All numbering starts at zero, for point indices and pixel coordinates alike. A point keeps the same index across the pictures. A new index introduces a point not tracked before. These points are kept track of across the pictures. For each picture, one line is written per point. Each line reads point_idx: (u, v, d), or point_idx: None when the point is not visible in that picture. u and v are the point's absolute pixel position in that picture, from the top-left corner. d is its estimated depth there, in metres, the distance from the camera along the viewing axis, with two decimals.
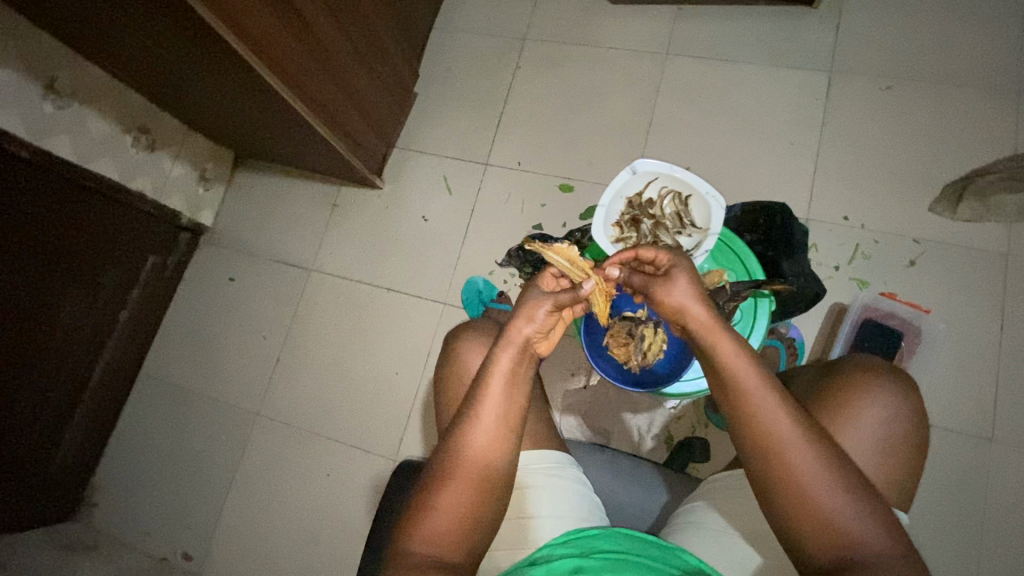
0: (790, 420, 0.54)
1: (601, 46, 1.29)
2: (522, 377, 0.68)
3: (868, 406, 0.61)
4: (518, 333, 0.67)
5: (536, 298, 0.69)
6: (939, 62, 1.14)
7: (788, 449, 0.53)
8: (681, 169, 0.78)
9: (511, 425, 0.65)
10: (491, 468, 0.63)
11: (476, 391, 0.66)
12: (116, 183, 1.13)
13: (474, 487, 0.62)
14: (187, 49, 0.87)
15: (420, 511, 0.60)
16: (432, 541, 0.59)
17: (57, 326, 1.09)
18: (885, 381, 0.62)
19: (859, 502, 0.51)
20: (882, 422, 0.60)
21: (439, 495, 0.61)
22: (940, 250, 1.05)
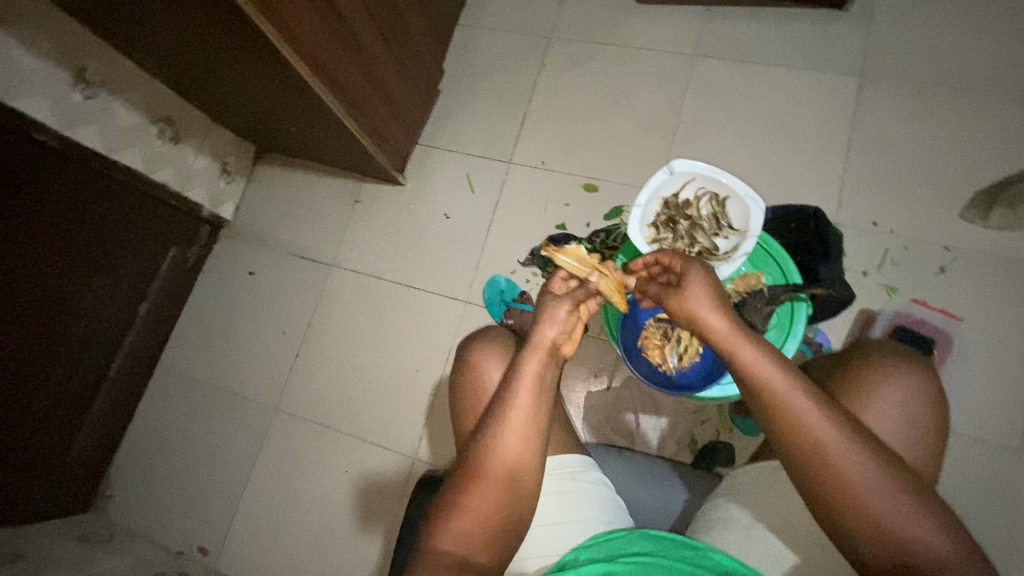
0: (823, 423, 0.54)
1: (628, 46, 1.28)
2: (549, 379, 0.67)
3: (889, 390, 0.64)
4: (543, 336, 0.66)
5: (555, 300, 0.69)
6: (972, 68, 1.13)
7: (833, 449, 0.53)
8: (720, 170, 0.77)
9: (540, 426, 0.65)
10: (518, 471, 0.63)
11: (502, 395, 0.65)
12: (141, 174, 1.13)
13: (507, 487, 0.62)
14: (222, 41, 0.87)
15: (451, 511, 0.60)
16: (464, 540, 0.59)
17: (80, 315, 1.09)
18: (905, 374, 0.65)
19: (901, 488, 0.52)
20: (904, 404, 0.63)
21: (471, 495, 0.61)
22: (971, 257, 1.04)
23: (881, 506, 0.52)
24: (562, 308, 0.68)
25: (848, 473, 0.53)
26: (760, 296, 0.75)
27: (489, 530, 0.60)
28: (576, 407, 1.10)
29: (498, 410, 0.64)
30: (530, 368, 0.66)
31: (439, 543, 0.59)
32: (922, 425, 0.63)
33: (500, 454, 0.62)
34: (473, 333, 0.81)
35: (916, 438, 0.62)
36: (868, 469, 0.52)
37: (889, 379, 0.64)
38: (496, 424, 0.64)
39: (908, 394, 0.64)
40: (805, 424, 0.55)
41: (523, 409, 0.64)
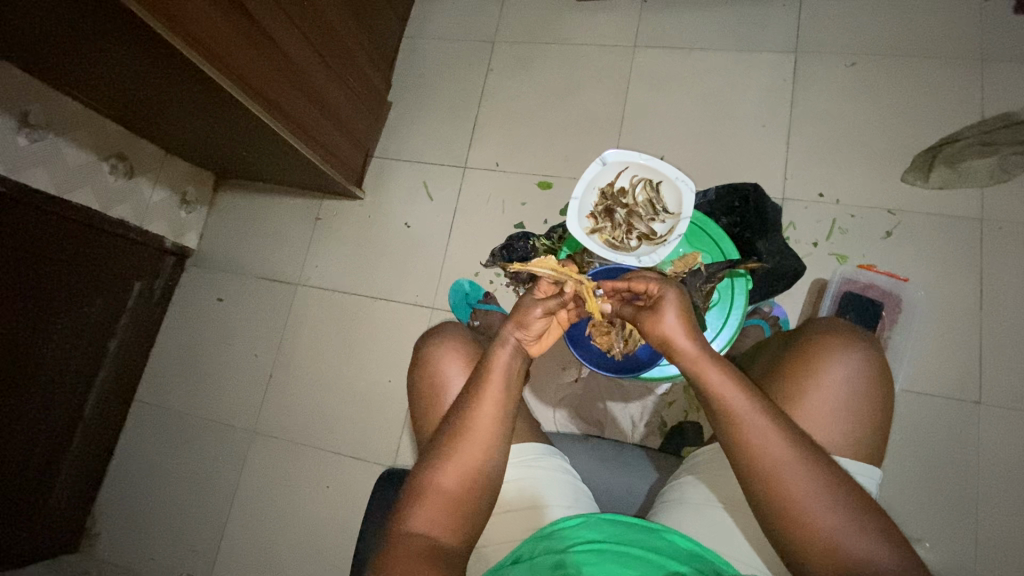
0: (780, 442, 0.55)
1: (570, 42, 1.30)
2: (515, 381, 0.68)
3: (830, 371, 0.65)
4: (513, 335, 0.68)
5: (531, 301, 0.70)
6: (902, 35, 1.16)
7: (768, 445, 0.55)
8: (650, 157, 0.79)
9: (505, 424, 0.66)
10: (484, 462, 0.64)
11: (468, 390, 0.66)
12: (97, 212, 1.14)
13: (472, 476, 0.63)
14: (155, 74, 0.88)
15: (419, 496, 0.61)
16: (433, 523, 0.60)
17: (48, 357, 1.09)
18: (849, 355, 0.66)
19: (825, 475, 0.54)
20: (843, 384, 0.64)
21: (438, 479, 0.62)
22: (916, 219, 1.06)
23: (808, 498, 0.53)
24: (534, 311, 0.69)
25: (779, 469, 0.54)
26: (698, 276, 0.77)
27: (455, 514, 0.61)
28: (548, 401, 1.12)
29: (463, 403, 0.66)
30: (498, 366, 0.67)
31: (408, 525, 0.60)
32: (859, 403, 0.64)
33: (463, 448, 0.63)
34: (432, 330, 0.83)
35: (847, 409, 0.64)
36: (801, 469, 0.54)
37: (832, 361, 0.66)
38: (461, 417, 0.65)
39: (848, 375, 0.65)
40: (753, 435, 0.56)
41: (489, 409, 0.65)
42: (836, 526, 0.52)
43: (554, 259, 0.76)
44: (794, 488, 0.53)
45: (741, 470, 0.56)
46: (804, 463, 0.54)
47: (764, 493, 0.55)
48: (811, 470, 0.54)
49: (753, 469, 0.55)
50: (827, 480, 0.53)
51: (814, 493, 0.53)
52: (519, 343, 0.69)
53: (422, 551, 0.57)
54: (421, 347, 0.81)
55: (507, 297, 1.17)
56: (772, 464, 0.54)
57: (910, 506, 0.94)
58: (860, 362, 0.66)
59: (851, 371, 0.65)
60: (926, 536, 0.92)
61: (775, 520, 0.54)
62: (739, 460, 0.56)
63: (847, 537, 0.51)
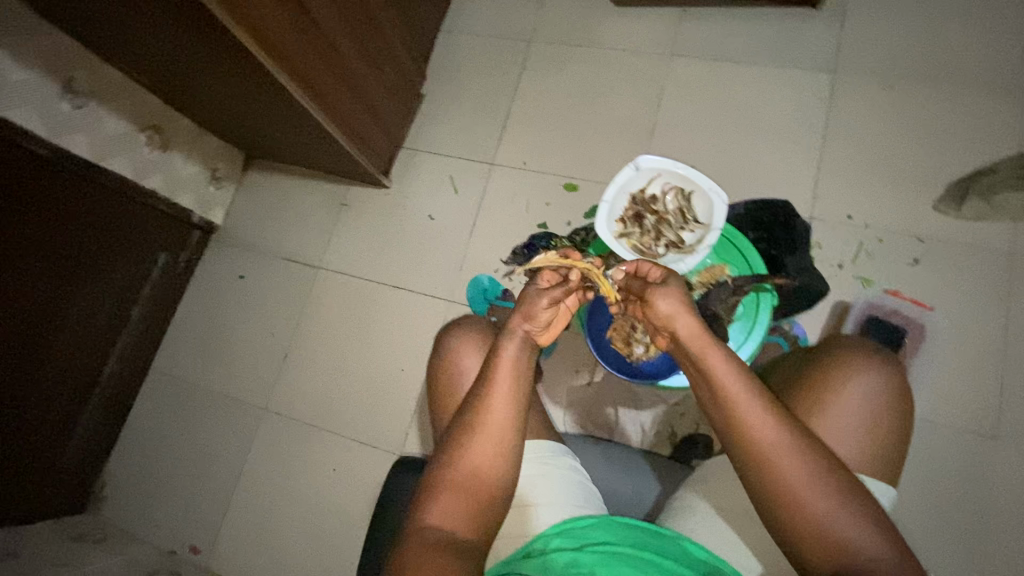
0: (780, 436, 0.56)
1: (605, 47, 1.30)
2: (526, 371, 0.69)
3: (850, 388, 0.65)
4: (521, 328, 0.68)
5: (536, 293, 0.70)
6: (943, 62, 1.14)
7: (767, 442, 0.55)
8: (684, 166, 0.79)
9: (518, 417, 0.66)
10: (498, 455, 0.64)
11: (480, 385, 0.67)
12: (129, 181, 1.16)
13: (485, 470, 0.63)
14: (199, 48, 0.89)
15: (434, 490, 0.62)
16: (448, 517, 0.60)
17: (72, 320, 1.12)
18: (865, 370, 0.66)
19: (839, 484, 0.54)
20: (861, 404, 0.64)
21: (452, 474, 0.62)
22: (945, 248, 1.05)
23: (822, 507, 0.53)
24: (541, 302, 0.69)
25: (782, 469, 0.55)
26: (724, 288, 0.79)
27: (472, 507, 0.61)
28: (558, 402, 1.12)
29: (475, 397, 0.66)
30: (506, 358, 0.68)
31: (423, 519, 0.60)
32: (879, 427, 0.64)
33: (476, 443, 0.64)
34: (451, 325, 0.83)
35: (869, 432, 0.64)
36: (802, 466, 0.54)
37: (850, 376, 0.66)
38: (473, 411, 0.65)
39: (868, 392, 0.65)
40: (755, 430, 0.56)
41: (501, 402, 0.65)
42: (850, 535, 0.52)
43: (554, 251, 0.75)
44: (802, 494, 0.54)
45: (749, 475, 0.56)
46: (808, 464, 0.55)
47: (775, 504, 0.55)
48: (815, 472, 0.54)
49: (762, 477, 0.56)
50: (848, 500, 0.54)
51: (824, 500, 0.53)
52: (528, 336, 0.69)
53: (437, 543, 0.57)
54: (439, 343, 0.81)
55: None
56: (773, 465, 0.55)
57: (917, 535, 0.93)
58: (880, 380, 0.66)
59: (871, 387, 0.65)
60: (933, 569, 0.91)
61: (787, 530, 0.55)
62: (745, 463, 0.56)
63: (858, 546, 0.52)
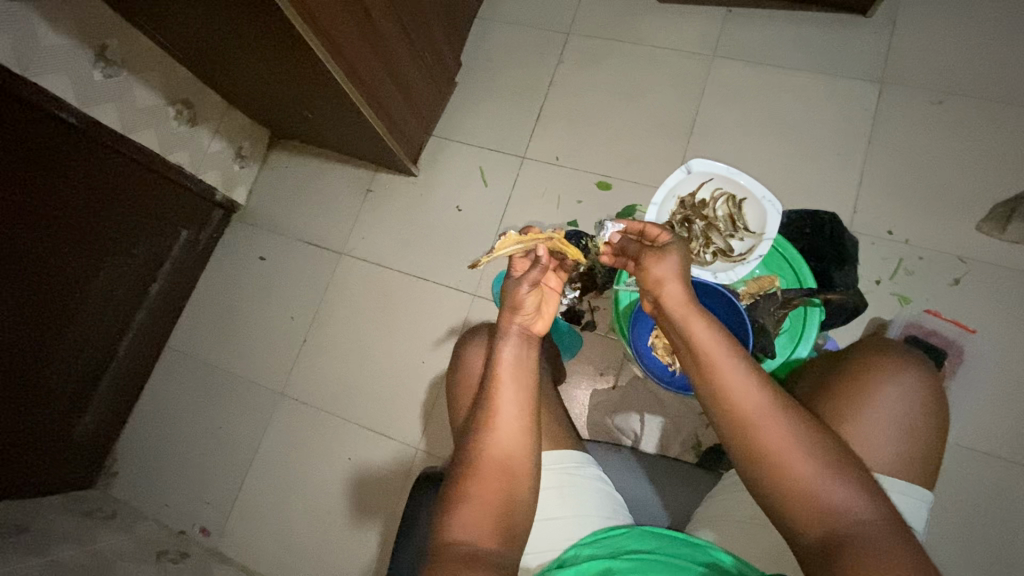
0: (781, 426, 0.53)
1: (647, 44, 1.27)
2: (523, 360, 0.67)
3: (886, 392, 0.63)
4: (513, 328, 0.67)
5: (513, 281, 0.68)
6: (996, 78, 1.11)
7: (744, 400, 0.54)
8: (739, 172, 0.77)
9: (529, 417, 0.65)
10: (512, 461, 0.63)
11: (486, 388, 0.66)
12: (156, 155, 1.14)
13: (502, 476, 0.62)
14: (242, 23, 0.87)
15: (451, 503, 0.60)
16: (472, 529, 0.58)
17: (91, 294, 1.09)
18: (905, 379, 0.63)
19: (822, 447, 0.52)
20: (903, 416, 0.62)
21: (472, 484, 0.61)
22: (986, 270, 1.03)
23: (806, 469, 0.51)
24: (523, 290, 0.67)
25: (762, 426, 0.53)
26: (772, 299, 0.76)
27: (491, 517, 0.59)
28: (581, 403, 1.10)
29: (485, 404, 0.65)
30: (506, 356, 0.67)
31: (448, 533, 0.58)
32: (926, 448, 0.62)
33: (492, 450, 0.63)
34: (461, 338, 0.82)
35: (919, 456, 0.62)
36: (780, 421, 0.53)
37: (882, 377, 0.64)
38: (485, 419, 0.64)
39: (903, 396, 0.62)
40: (756, 419, 0.53)
41: (507, 401, 0.65)
42: (837, 498, 0.50)
43: (515, 232, 0.76)
44: (782, 455, 0.52)
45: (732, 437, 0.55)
46: (787, 420, 0.53)
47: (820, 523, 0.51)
48: (793, 428, 0.53)
49: (745, 439, 0.54)
50: (840, 473, 0.51)
51: (806, 459, 0.52)
52: (522, 329, 0.68)
53: (466, 557, 0.55)
54: (455, 353, 0.80)
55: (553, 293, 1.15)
56: (753, 421, 0.53)
57: (944, 561, 0.91)
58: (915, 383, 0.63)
59: (904, 396, 0.62)
60: None
61: (776, 498, 0.53)
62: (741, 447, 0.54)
63: (845, 510, 0.50)
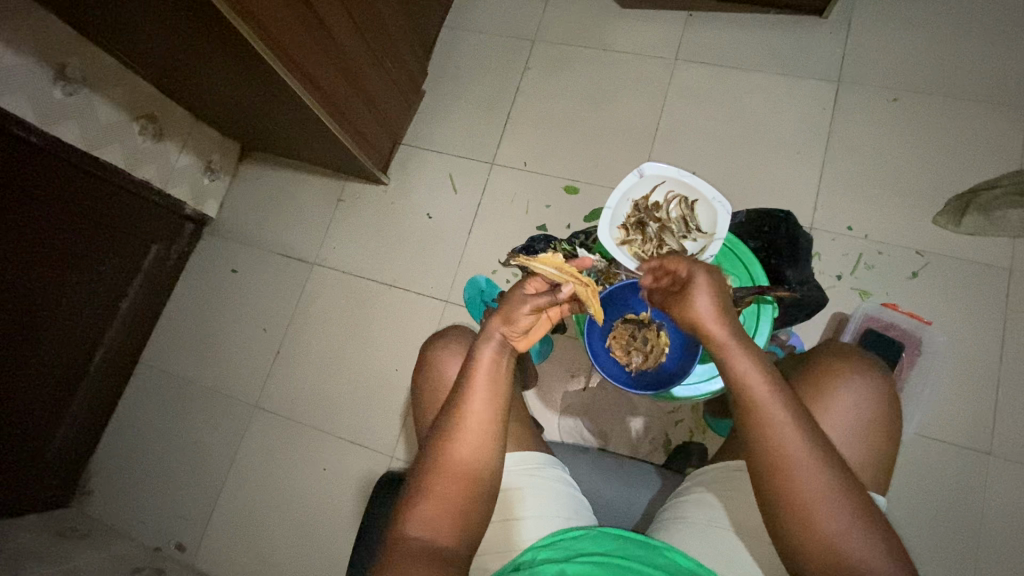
0: (817, 479, 0.53)
1: (609, 49, 1.29)
2: (502, 376, 0.67)
3: (840, 394, 0.64)
4: (497, 331, 0.66)
5: (519, 296, 0.68)
6: (948, 75, 1.14)
7: (786, 445, 0.54)
8: (688, 174, 0.79)
9: (495, 425, 0.65)
10: (474, 456, 0.63)
11: (460, 386, 0.66)
12: (123, 171, 1.14)
13: (465, 471, 0.62)
14: (199, 38, 0.87)
15: (412, 499, 0.61)
16: (425, 526, 0.59)
17: (59, 312, 1.09)
18: (856, 375, 0.65)
19: (854, 494, 0.53)
20: (854, 410, 0.63)
21: (428, 481, 0.61)
22: (944, 263, 1.05)
23: (830, 518, 0.52)
24: (523, 307, 0.67)
25: (800, 471, 0.53)
26: (726, 299, 0.76)
27: (454, 513, 0.60)
28: (553, 406, 1.11)
29: (455, 403, 0.65)
30: (485, 364, 0.66)
31: (402, 530, 0.59)
32: (877, 442, 0.63)
33: (453, 450, 0.62)
34: (433, 335, 0.82)
35: (870, 449, 0.63)
36: (818, 466, 0.53)
37: (839, 377, 0.65)
38: (449, 419, 0.64)
39: (853, 391, 0.64)
40: (797, 468, 0.53)
41: (476, 406, 0.64)
42: (862, 547, 0.51)
43: (561, 256, 0.74)
44: (814, 502, 0.52)
45: (763, 473, 0.55)
46: (827, 468, 0.53)
47: (813, 553, 0.52)
48: (832, 477, 0.53)
49: (780, 478, 0.54)
50: (866, 520, 0.52)
51: (837, 511, 0.52)
52: (504, 340, 0.67)
53: (418, 556, 0.57)
54: (426, 348, 0.80)
55: None
56: (793, 466, 0.53)
57: (909, 552, 0.93)
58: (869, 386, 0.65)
59: (858, 393, 0.64)
60: None
61: (794, 538, 0.53)
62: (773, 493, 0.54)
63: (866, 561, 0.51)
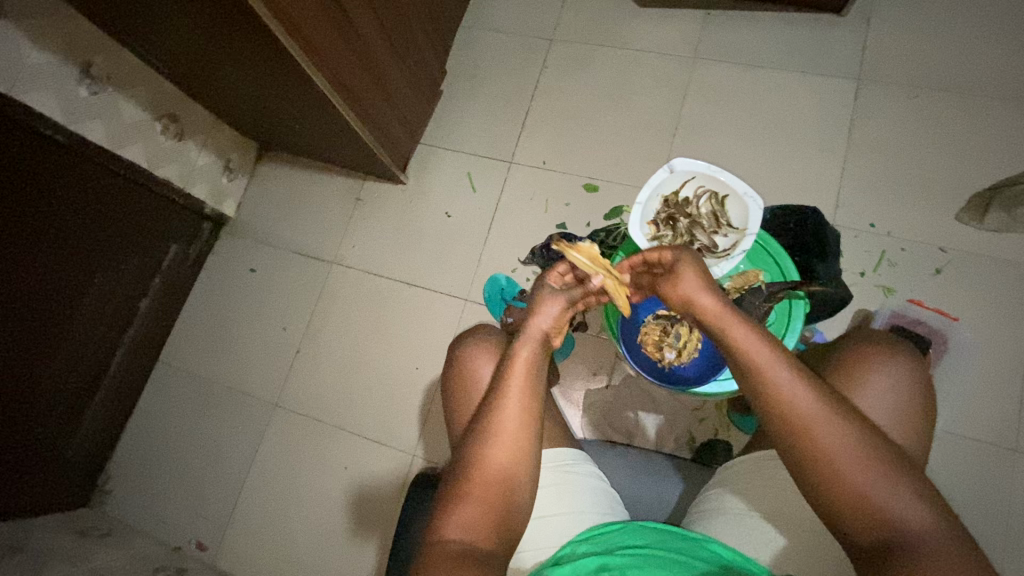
0: (835, 434, 0.53)
1: (628, 47, 1.29)
2: (538, 370, 0.67)
3: (873, 383, 0.64)
4: (539, 331, 0.67)
5: (549, 293, 0.70)
6: (969, 73, 1.14)
7: (796, 402, 0.55)
8: (719, 169, 0.79)
9: (531, 425, 0.64)
10: (509, 460, 0.62)
11: (495, 387, 0.66)
12: (144, 170, 1.14)
13: (500, 475, 0.62)
14: (227, 36, 0.88)
15: (448, 502, 0.60)
16: (463, 527, 0.58)
17: (81, 311, 1.09)
18: (891, 366, 0.64)
19: (874, 446, 0.53)
20: (890, 401, 0.63)
21: (466, 483, 0.61)
22: (968, 260, 1.05)
23: (856, 469, 0.52)
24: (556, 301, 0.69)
25: (813, 432, 0.53)
26: (757, 295, 0.78)
27: (489, 517, 0.60)
28: (575, 405, 1.11)
29: (489, 405, 0.65)
30: (521, 362, 0.66)
31: (440, 530, 0.59)
32: (911, 430, 0.62)
33: (489, 452, 0.62)
34: (458, 337, 0.82)
35: (911, 442, 0.62)
36: (830, 419, 0.53)
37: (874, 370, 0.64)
38: (484, 422, 0.64)
39: (889, 383, 0.64)
40: (812, 425, 0.54)
41: (513, 406, 0.64)
42: (889, 497, 0.51)
43: (595, 246, 0.74)
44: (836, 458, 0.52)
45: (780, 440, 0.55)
46: (841, 423, 0.53)
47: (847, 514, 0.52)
48: (849, 432, 0.53)
49: (797, 443, 0.54)
50: (892, 470, 0.52)
51: (859, 460, 0.52)
52: (544, 336, 0.68)
53: (456, 555, 0.56)
54: (454, 348, 0.80)
55: None
56: (806, 422, 0.54)
57: None
58: (904, 375, 0.64)
59: (894, 384, 0.63)
60: None
61: (826, 504, 0.53)
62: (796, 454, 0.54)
63: (898, 510, 0.50)
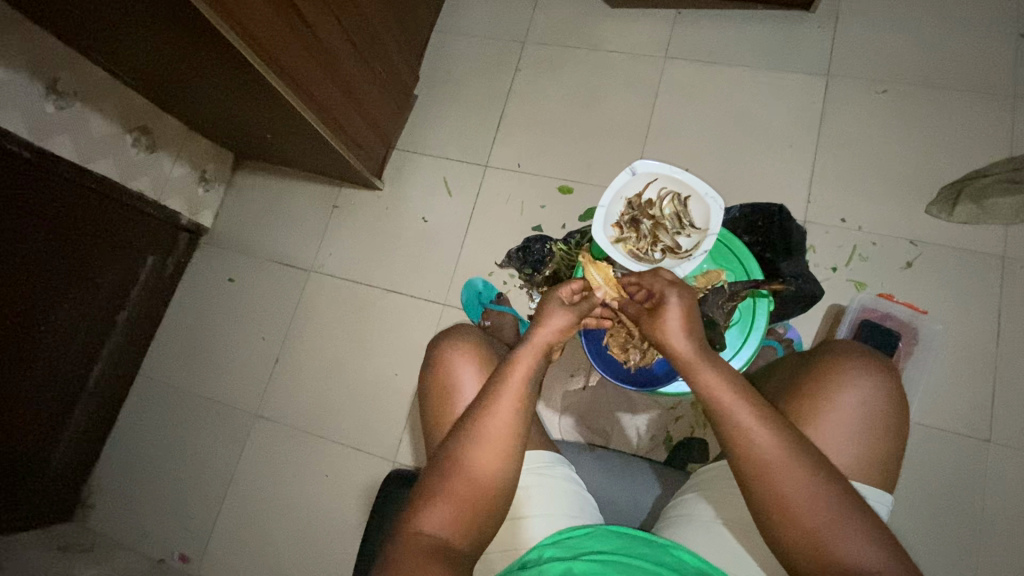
0: (800, 483, 0.54)
1: (599, 48, 1.30)
2: (535, 381, 0.67)
3: (844, 391, 0.64)
4: (543, 341, 0.67)
5: (557, 305, 0.71)
6: (936, 66, 1.15)
7: (769, 450, 0.55)
8: (680, 170, 0.79)
9: (519, 434, 0.64)
10: (491, 467, 0.62)
11: (488, 389, 0.65)
12: (116, 183, 1.14)
13: (480, 479, 0.62)
14: (190, 49, 0.88)
15: (425, 501, 0.60)
16: (441, 525, 0.59)
17: (56, 327, 1.09)
18: (863, 374, 0.65)
19: (834, 488, 0.54)
20: (859, 408, 0.63)
21: (446, 483, 0.61)
22: (938, 252, 1.06)
23: (817, 512, 0.53)
24: (562, 312, 0.70)
25: (779, 478, 0.54)
26: (720, 293, 0.82)
27: (465, 518, 0.60)
28: (553, 406, 1.11)
29: (479, 408, 0.64)
30: (519, 370, 0.66)
31: (415, 527, 0.59)
32: (879, 439, 0.63)
33: (472, 455, 0.62)
34: (443, 334, 0.82)
35: (874, 443, 0.63)
36: (801, 469, 0.54)
37: (846, 379, 0.65)
38: (472, 423, 0.64)
39: (861, 393, 0.64)
40: (781, 471, 0.54)
41: (506, 413, 0.64)
42: (845, 543, 0.52)
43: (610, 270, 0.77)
44: (798, 499, 0.53)
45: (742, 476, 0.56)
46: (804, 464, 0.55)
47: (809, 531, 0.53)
48: (824, 485, 0.54)
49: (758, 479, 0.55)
50: (850, 512, 0.53)
51: (822, 503, 0.53)
52: (546, 347, 0.68)
53: (430, 553, 0.56)
54: (435, 347, 0.80)
55: (520, 298, 1.17)
56: (773, 468, 0.55)
57: (912, 541, 0.93)
58: (878, 386, 0.64)
59: (866, 396, 0.64)
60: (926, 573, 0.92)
61: (785, 537, 0.54)
62: (761, 491, 0.55)
63: (851, 554, 0.51)
